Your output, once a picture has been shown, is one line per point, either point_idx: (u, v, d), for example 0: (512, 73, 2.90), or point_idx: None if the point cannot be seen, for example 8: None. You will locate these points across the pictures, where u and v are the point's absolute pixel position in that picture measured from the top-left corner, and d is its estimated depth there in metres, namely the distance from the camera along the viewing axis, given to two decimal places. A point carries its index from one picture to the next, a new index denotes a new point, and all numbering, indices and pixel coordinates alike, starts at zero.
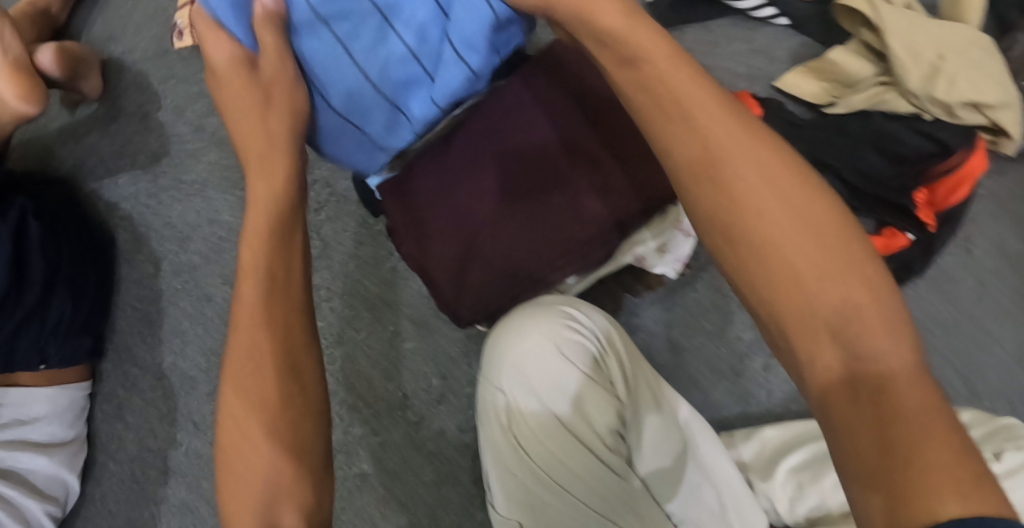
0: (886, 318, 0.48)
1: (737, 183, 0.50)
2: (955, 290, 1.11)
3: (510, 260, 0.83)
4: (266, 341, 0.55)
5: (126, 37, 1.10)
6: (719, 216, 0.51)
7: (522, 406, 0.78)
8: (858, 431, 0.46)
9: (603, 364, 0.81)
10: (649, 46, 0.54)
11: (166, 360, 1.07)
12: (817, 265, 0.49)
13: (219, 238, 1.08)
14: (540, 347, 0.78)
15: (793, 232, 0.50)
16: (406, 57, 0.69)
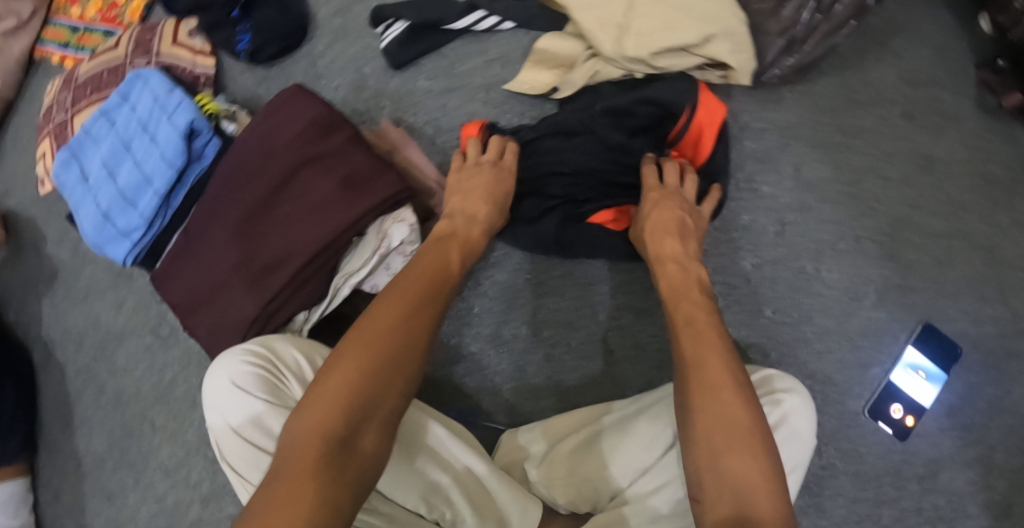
0: (744, 411, 0.79)
1: (725, 395, 0.80)
2: (755, 236, 1.08)
3: (246, 308, 1.00)
4: (328, 421, 0.75)
5: (16, 189, 1.35)
6: (692, 389, 0.81)
7: (225, 438, 0.92)
8: (715, 481, 0.76)
9: (284, 387, 0.94)
10: (427, 269, 0.89)
11: (80, 446, 1.28)
12: (738, 400, 0.79)
13: (102, 337, 1.27)
14: (222, 383, 0.93)
15: (734, 387, 0.80)
16: (140, 171, 1.01)
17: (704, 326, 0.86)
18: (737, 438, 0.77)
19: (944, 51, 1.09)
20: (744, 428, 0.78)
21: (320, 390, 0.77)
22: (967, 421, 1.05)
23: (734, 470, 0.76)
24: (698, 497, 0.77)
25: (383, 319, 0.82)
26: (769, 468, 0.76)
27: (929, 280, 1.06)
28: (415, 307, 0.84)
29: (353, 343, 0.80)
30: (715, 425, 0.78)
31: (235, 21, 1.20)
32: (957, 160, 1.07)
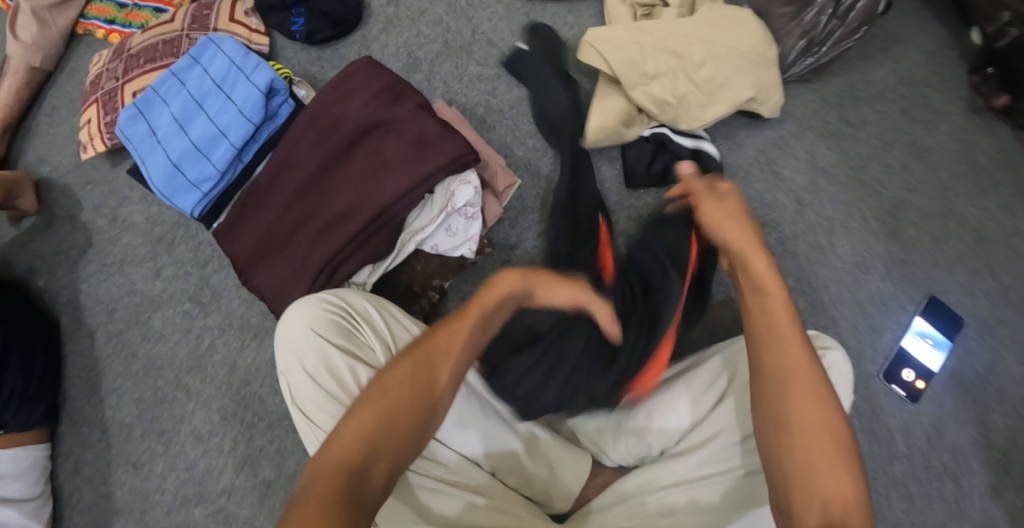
0: (823, 405, 0.82)
1: (791, 378, 0.83)
2: (776, 213, 1.20)
3: (309, 259, 1.06)
4: (346, 457, 0.80)
5: (52, 158, 1.36)
6: (765, 377, 0.85)
7: (298, 381, 0.97)
8: (795, 468, 0.80)
9: (358, 335, 1.00)
10: (468, 315, 0.91)
11: (107, 413, 1.28)
12: (809, 389, 0.83)
13: (137, 304, 1.29)
14: (298, 329, 0.98)
15: (805, 373, 0.84)
16: (216, 126, 1.09)
17: (791, 353, 0.85)
18: (834, 454, 0.80)
19: (933, 58, 1.24)
20: (827, 439, 0.80)
21: (340, 439, 0.82)
22: (967, 384, 1.16)
23: (828, 491, 0.78)
24: (785, 508, 0.79)
25: (417, 377, 0.86)
26: (851, 468, 0.79)
27: (929, 256, 1.18)
28: (433, 370, 0.87)
29: (369, 397, 0.85)
30: (796, 410, 0.82)
31: (291, 5, 1.29)
32: (948, 152, 1.21)
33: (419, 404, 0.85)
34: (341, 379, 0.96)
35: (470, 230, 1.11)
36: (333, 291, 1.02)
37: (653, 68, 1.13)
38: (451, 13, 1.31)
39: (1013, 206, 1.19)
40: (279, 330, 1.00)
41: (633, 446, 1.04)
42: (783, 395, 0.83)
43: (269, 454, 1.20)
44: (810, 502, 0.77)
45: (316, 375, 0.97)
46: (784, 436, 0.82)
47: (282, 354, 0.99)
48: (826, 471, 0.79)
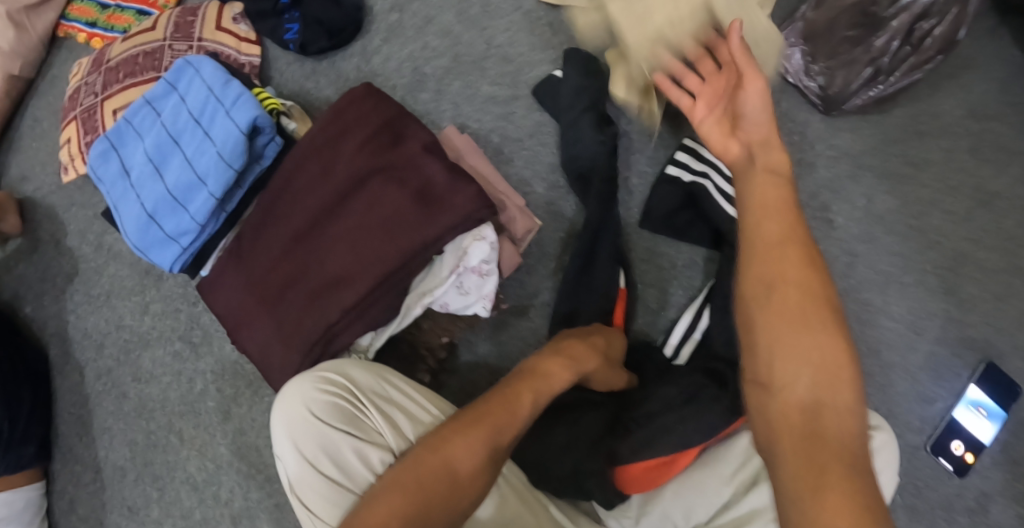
0: (831, 348, 0.66)
1: (774, 312, 0.68)
2: (819, 264, 1.08)
3: (302, 324, 0.97)
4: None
5: (34, 175, 1.26)
6: (753, 325, 0.69)
7: (296, 468, 0.90)
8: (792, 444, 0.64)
9: (362, 415, 0.92)
10: (506, 401, 0.89)
11: (100, 453, 1.22)
12: (809, 338, 0.66)
13: (126, 340, 1.20)
14: (295, 412, 0.91)
15: (794, 318, 0.67)
16: (192, 170, 0.96)
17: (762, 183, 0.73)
18: (815, 313, 0.67)
19: (1011, 86, 1.08)
20: (807, 294, 0.67)
21: (371, 514, 0.80)
22: (1021, 457, 1.06)
23: (815, 353, 0.66)
24: (766, 378, 0.67)
25: (453, 452, 0.85)
26: (853, 379, 0.65)
27: (989, 316, 1.07)
28: (474, 449, 0.85)
29: (397, 481, 0.83)
30: (780, 360, 0.67)
31: (284, 10, 1.15)
32: (1020, 198, 1.07)
33: (444, 489, 0.83)
34: (345, 466, 0.89)
35: (483, 287, 1.00)
36: (334, 364, 0.95)
37: (653, 14, 0.94)
38: (463, 22, 1.16)
39: None
40: (275, 410, 0.93)
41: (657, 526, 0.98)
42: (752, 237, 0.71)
43: (267, 507, 1.14)
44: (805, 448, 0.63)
45: (316, 462, 0.90)
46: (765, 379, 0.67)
47: (280, 438, 0.92)
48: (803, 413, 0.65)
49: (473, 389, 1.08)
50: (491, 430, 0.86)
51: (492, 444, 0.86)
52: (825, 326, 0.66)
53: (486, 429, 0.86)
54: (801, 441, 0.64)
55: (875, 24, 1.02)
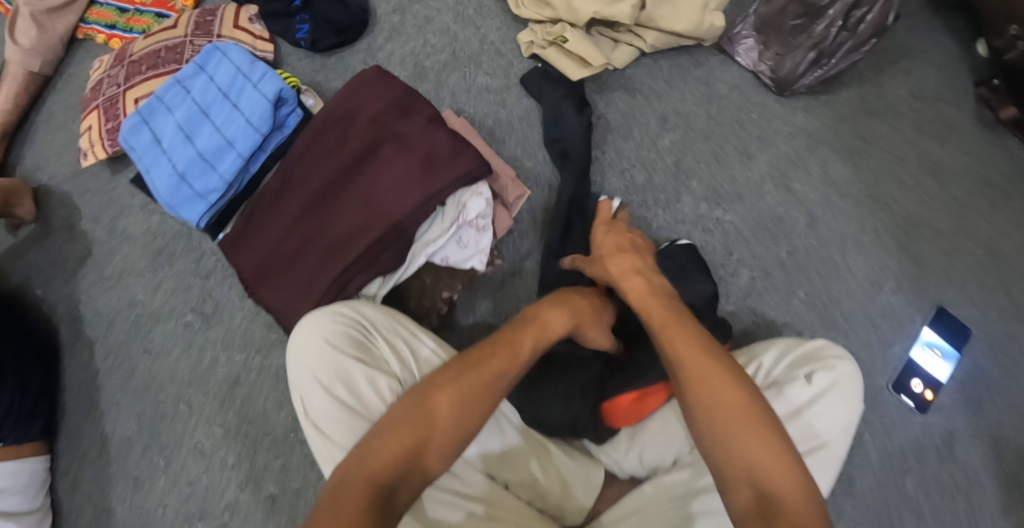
0: (750, 408, 0.84)
1: (701, 387, 0.87)
2: (787, 228, 1.19)
3: (319, 274, 1.04)
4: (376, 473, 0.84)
5: (50, 165, 1.33)
6: (684, 393, 0.88)
7: (311, 395, 0.97)
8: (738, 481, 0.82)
9: (373, 348, 1.00)
10: (505, 346, 0.94)
11: (107, 428, 1.25)
12: (727, 399, 0.85)
13: (136, 316, 1.25)
14: (312, 344, 0.98)
15: (713, 380, 0.86)
16: (223, 135, 1.07)
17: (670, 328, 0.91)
18: (741, 421, 0.84)
19: (945, 69, 1.23)
20: (735, 410, 0.84)
21: (378, 452, 0.86)
22: (977, 397, 1.16)
23: (749, 455, 0.82)
24: (719, 487, 0.84)
25: (450, 396, 0.90)
26: (781, 457, 0.81)
27: (939, 269, 1.18)
28: (476, 391, 0.90)
29: (405, 422, 0.88)
30: (715, 412, 0.85)
31: (294, 12, 1.26)
32: (959, 164, 1.20)
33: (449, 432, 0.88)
34: (359, 394, 0.97)
35: (481, 241, 1.09)
36: (345, 302, 1.02)
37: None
38: (459, 22, 1.28)
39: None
40: (292, 344, 1.00)
41: (646, 458, 1.07)
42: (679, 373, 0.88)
43: (274, 469, 1.19)
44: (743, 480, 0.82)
45: (331, 389, 0.96)
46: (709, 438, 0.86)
47: (296, 367, 0.99)
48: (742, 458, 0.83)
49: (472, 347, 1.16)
50: (492, 373, 0.91)
51: (488, 393, 0.91)
52: (738, 384, 0.86)
53: (486, 373, 0.91)
54: (754, 510, 0.80)
55: (815, 14, 1.16)
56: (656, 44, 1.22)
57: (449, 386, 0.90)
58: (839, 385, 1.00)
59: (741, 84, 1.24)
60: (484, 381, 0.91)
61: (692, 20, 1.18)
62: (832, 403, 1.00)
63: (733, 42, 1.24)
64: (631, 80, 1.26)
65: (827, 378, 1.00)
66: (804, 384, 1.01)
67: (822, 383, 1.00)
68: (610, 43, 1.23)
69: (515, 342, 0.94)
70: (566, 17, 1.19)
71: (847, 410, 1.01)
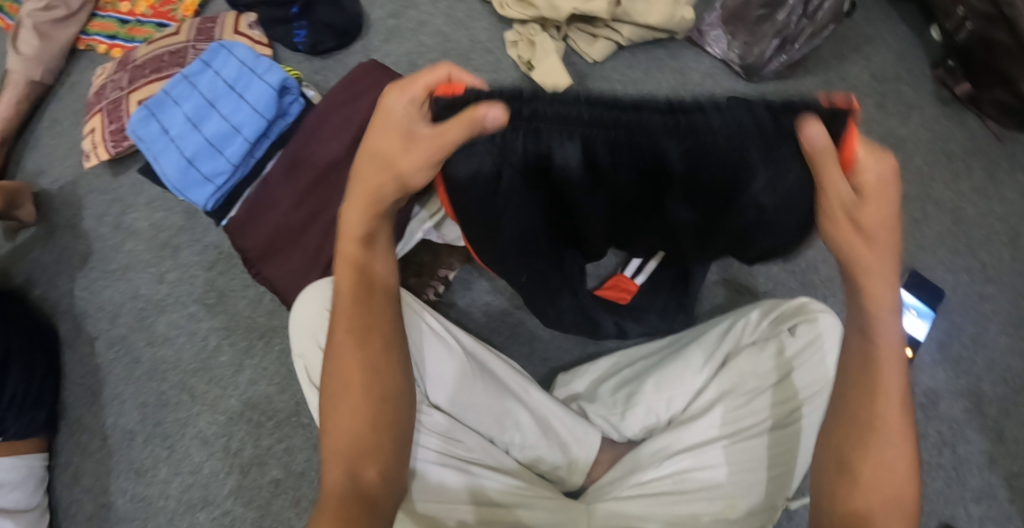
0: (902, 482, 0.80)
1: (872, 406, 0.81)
2: None
3: (324, 247, 1.10)
4: (345, 446, 0.83)
5: (52, 169, 1.36)
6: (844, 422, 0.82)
7: (316, 360, 0.98)
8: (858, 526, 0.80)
9: None
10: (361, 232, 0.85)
11: (109, 420, 1.25)
12: (895, 445, 0.80)
13: (140, 308, 1.28)
14: (314, 310, 0.99)
15: (890, 419, 0.80)
16: (229, 121, 1.12)
17: (884, 315, 0.80)
18: (895, 445, 0.80)
19: (903, 55, 1.32)
20: (898, 468, 0.80)
21: (334, 423, 0.84)
22: (956, 355, 1.21)
23: (881, 483, 0.80)
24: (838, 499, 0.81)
25: (347, 352, 0.85)
26: (912, 494, 0.80)
27: (910, 236, 1.25)
28: (365, 310, 0.85)
29: (333, 379, 0.85)
30: (863, 451, 0.81)
31: (292, 19, 1.33)
32: (921, 140, 1.28)
33: (369, 365, 0.84)
34: None
35: None
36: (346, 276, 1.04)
37: None
38: (450, 24, 1.34)
39: (985, 187, 1.26)
40: (295, 311, 1.00)
41: (643, 419, 1.05)
42: (869, 378, 0.81)
43: (277, 453, 1.20)
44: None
45: None
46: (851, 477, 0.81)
47: (299, 336, 0.99)
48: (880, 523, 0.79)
49: (467, 322, 1.20)
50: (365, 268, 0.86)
51: (369, 315, 0.85)
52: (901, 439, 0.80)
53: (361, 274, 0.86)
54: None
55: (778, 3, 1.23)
56: (632, 37, 1.27)
57: (351, 317, 0.85)
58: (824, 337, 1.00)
59: (714, 74, 1.30)
60: (364, 315, 0.85)
61: (664, 13, 1.22)
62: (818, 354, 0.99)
63: (704, 35, 1.31)
64: (610, 74, 1.30)
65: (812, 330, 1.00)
66: (790, 336, 1.01)
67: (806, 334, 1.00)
68: (590, 38, 1.29)
69: (365, 231, 0.85)
70: (547, 14, 1.25)
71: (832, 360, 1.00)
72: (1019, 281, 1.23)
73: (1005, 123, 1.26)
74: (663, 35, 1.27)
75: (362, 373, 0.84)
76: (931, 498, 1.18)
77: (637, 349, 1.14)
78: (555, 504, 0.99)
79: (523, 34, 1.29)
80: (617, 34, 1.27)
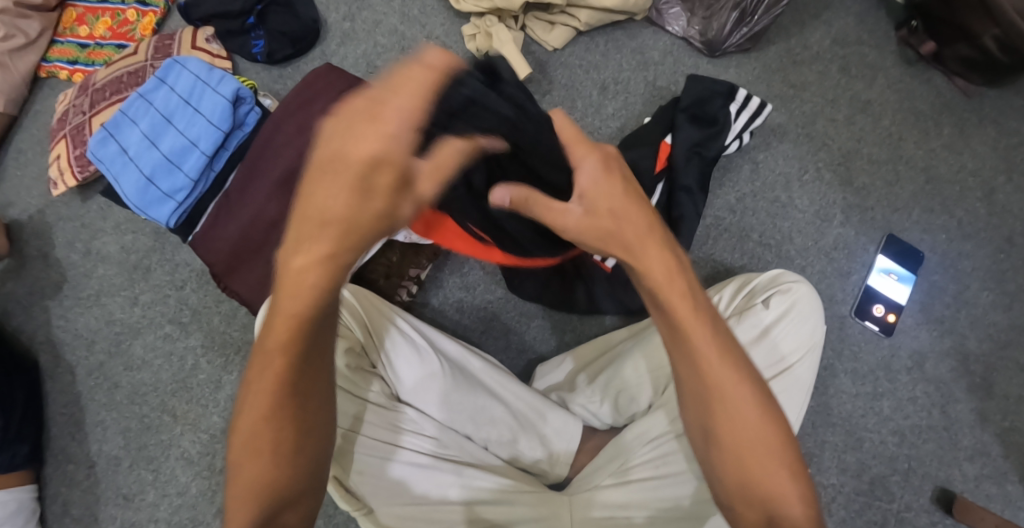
0: (784, 470, 0.81)
1: (727, 389, 0.82)
2: (732, 175, 1.24)
3: None
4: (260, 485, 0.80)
5: (20, 199, 1.35)
6: (708, 416, 0.82)
7: None
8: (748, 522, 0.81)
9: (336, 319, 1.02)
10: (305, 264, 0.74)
11: (94, 448, 1.24)
12: (766, 431, 0.82)
13: (117, 333, 1.27)
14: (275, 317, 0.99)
15: (746, 407, 0.82)
16: (185, 135, 1.11)
17: (696, 327, 0.82)
18: (769, 457, 0.81)
19: (865, 18, 1.30)
20: (772, 448, 0.82)
21: (244, 474, 0.81)
22: (938, 315, 1.20)
23: (768, 488, 0.81)
24: (728, 504, 0.83)
25: (265, 389, 0.80)
26: (802, 493, 0.81)
27: (883, 199, 1.23)
28: (296, 370, 0.80)
29: (249, 442, 0.81)
30: (744, 437, 0.81)
31: (249, 29, 1.32)
32: (888, 102, 1.27)
33: (290, 415, 0.81)
34: None
35: None
36: None
37: None
38: (405, 22, 1.33)
39: (955, 144, 1.25)
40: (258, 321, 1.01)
41: (622, 404, 1.05)
42: (721, 411, 0.82)
43: None
44: (754, 509, 0.81)
45: None
46: (731, 465, 0.82)
47: (262, 345, 0.99)
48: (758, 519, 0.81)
49: (443, 321, 1.19)
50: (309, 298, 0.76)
51: (300, 375, 0.81)
52: (771, 419, 0.82)
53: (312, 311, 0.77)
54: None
55: None
56: (590, 22, 1.26)
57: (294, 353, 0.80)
58: (797, 307, 0.99)
59: (674, 52, 1.29)
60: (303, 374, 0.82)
61: None
62: (794, 324, 0.99)
63: (663, 14, 1.29)
64: (568, 60, 1.29)
65: (785, 301, 1.00)
66: (763, 309, 1.00)
67: (780, 305, 0.99)
68: (547, 26, 1.28)
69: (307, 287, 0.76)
70: (501, 5, 1.23)
71: (810, 329, 1.00)
72: (995, 236, 1.22)
73: (972, 79, 1.24)
74: (620, 18, 1.27)
75: (284, 420, 0.81)
76: (925, 461, 1.17)
77: (612, 337, 1.12)
78: (536, 498, 0.99)
79: (478, 30, 1.27)
80: (574, 21, 1.26)
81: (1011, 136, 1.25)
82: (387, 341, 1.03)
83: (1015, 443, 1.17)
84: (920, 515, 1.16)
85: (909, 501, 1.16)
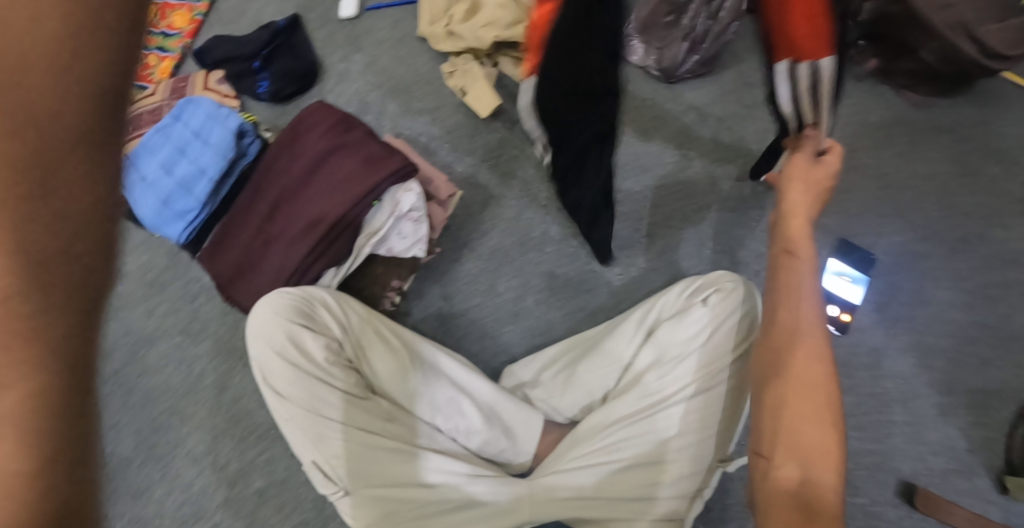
0: (828, 449, 0.88)
1: (798, 357, 0.91)
2: (692, 189, 1.32)
3: (280, 268, 1.19)
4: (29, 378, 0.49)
5: None
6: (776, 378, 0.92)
7: (266, 361, 1.05)
8: (773, 485, 0.88)
9: (319, 318, 1.08)
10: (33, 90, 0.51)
11: (107, 448, 1.35)
12: (821, 406, 0.90)
13: (131, 343, 1.39)
14: (263, 315, 1.06)
15: (817, 379, 0.90)
16: (196, 164, 1.25)
17: (799, 301, 0.93)
18: (817, 422, 0.89)
19: None
20: (823, 422, 0.89)
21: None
22: (896, 314, 1.25)
23: (811, 444, 0.88)
24: (767, 453, 0.90)
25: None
26: (835, 461, 0.88)
27: (838, 205, 1.30)
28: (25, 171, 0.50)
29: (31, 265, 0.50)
30: (797, 401, 0.90)
31: (256, 72, 1.48)
32: (841, 116, 1.35)
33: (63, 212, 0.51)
34: (307, 357, 1.06)
35: (419, 232, 1.22)
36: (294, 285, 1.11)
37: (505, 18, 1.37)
38: (394, 62, 1.49)
39: (909, 153, 1.32)
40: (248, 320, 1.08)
41: (579, 398, 1.14)
42: (786, 369, 0.91)
43: (260, 464, 1.29)
44: (782, 465, 0.88)
45: (286, 357, 1.05)
46: (778, 423, 0.90)
47: (252, 342, 1.07)
48: (789, 476, 0.87)
49: (423, 328, 1.29)
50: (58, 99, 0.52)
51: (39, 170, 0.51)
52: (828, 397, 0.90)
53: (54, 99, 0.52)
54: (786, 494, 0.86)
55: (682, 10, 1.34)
56: None
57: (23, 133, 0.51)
58: (732, 305, 1.08)
59: (635, 79, 1.40)
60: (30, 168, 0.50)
61: None
62: (730, 321, 1.08)
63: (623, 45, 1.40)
64: None
65: (721, 299, 1.08)
66: (700, 307, 1.09)
67: (715, 303, 1.08)
68: (516, 62, 1.42)
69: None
70: (475, 45, 1.39)
71: (744, 325, 1.08)
72: (948, 238, 1.28)
73: (923, 91, 1.33)
74: None
75: None
76: (889, 455, 1.20)
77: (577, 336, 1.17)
78: (502, 482, 1.06)
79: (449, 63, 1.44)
80: None
81: (960, 143, 1.32)
82: (365, 339, 1.10)
83: (978, 436, 1.20)
84: (887, 509, 1.17)
85: (874, 496, 1.18)
